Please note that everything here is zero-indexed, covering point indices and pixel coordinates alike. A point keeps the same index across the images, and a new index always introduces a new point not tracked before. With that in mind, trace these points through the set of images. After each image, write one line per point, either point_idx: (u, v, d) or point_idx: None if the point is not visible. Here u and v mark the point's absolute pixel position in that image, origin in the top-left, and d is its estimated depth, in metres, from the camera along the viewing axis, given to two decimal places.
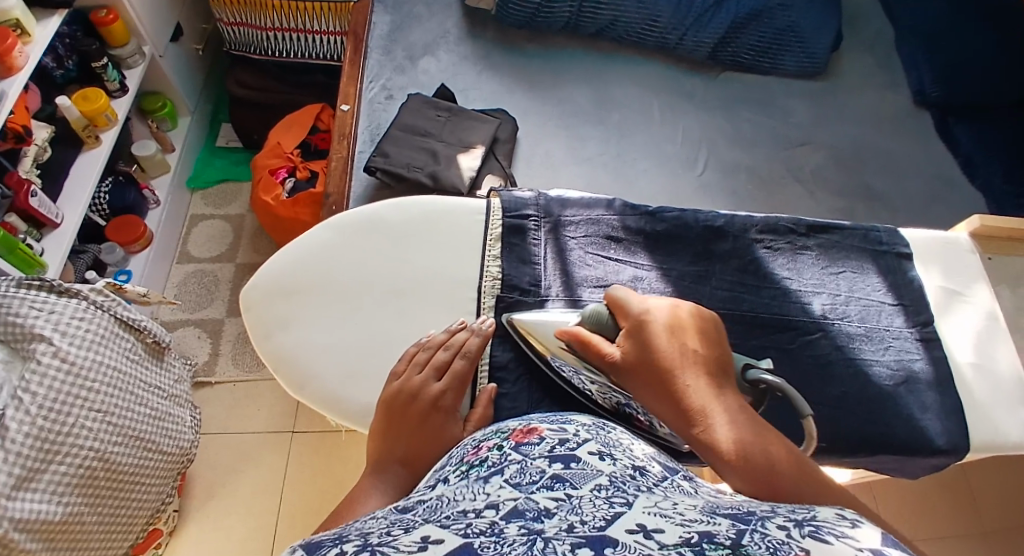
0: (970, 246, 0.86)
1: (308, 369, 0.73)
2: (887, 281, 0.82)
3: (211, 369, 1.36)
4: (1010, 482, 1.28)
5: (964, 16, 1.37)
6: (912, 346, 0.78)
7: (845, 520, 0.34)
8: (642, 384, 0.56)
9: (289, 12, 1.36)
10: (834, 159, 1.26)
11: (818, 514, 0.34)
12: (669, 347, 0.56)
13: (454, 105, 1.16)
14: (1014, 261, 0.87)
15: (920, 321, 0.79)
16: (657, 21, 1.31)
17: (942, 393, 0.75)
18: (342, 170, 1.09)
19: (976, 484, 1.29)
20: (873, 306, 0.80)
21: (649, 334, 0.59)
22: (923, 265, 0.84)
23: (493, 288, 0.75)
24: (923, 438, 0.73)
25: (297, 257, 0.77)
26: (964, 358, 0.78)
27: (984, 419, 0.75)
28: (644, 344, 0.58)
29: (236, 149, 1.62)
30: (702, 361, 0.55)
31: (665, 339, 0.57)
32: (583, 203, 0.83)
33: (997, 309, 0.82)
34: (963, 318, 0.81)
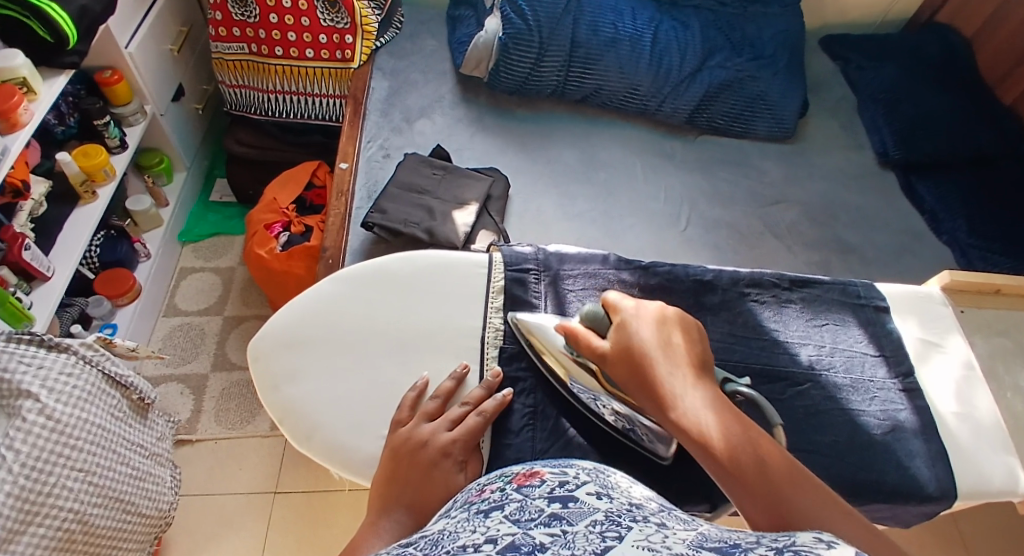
0: (942, 298, 0.90)
1: (315, 418, 0.73)
2: (868, 333, 0.85)
3: (193, 426, 1.34)
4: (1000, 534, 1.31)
5: (920, 88, 1.47)
6: (896, 396, 0.80)
7: (823, 542, 0.37)
8: (626, 377, 0.61)
9: (293, 76, 1.42)
10: (808, 217, 1.32)
11: (798, 539, 0.37)
12: (653, 341, 0.61)
13: (449, 164, 1.20)
14: (983, 313, 0.92)
15: (901, 371, 0.82)
16: (638, 89, 1.39)
17: (928, 441, 0.77)
18: (340, 226, 1.12)
19: (966, 534, 1.30)
20: (856, 357, 0.83)
21: (634, 328, 0.63)
22: (898, 317, 0.88)
23: (496, 339, 0.77)
24: (913, 486, 0.74)
25: (305, 309, 0.79)
26: (946, 408, 0.81)
27: (970, 466, 0.77)
28: (629, 337, 0.63)
29: (230, 204, 1.65)
30: (682, 356, 0.60)
31: (649, 332, 0.62)
32: (579, 257, 0.87)
33: (973, 358, 0.86)
34: (942, 368, 0.84)
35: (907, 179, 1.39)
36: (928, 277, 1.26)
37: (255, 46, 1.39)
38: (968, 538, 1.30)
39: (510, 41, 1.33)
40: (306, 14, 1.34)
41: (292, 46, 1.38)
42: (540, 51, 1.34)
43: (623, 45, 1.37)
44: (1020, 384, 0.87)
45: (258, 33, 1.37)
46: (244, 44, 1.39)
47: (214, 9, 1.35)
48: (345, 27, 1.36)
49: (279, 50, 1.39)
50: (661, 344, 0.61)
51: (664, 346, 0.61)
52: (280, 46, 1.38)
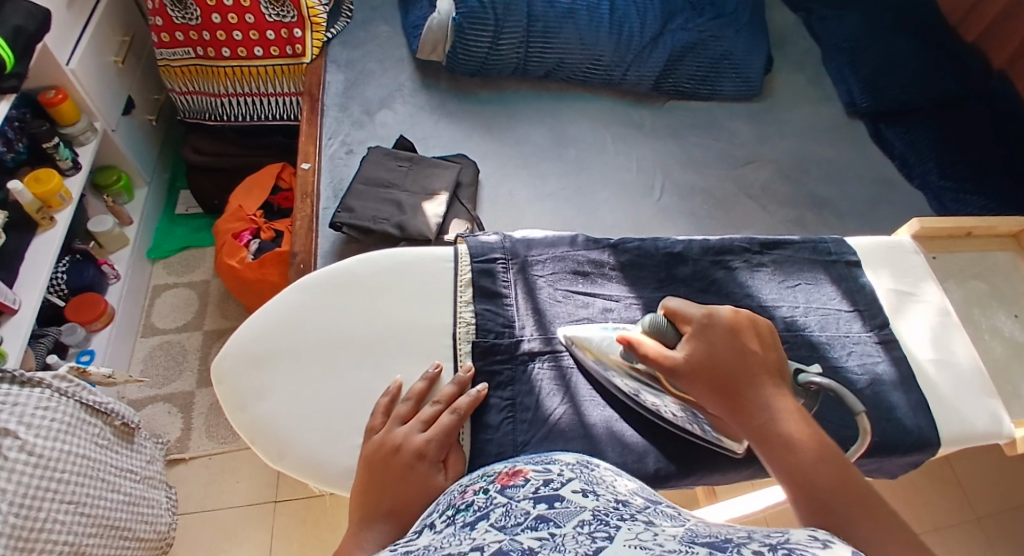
0: (913, 247, 0.91)
1: (286, 434, 0.72)
2: (841, 289, 0.85)
3: (184, 444, 1.33)
4: (993, 468, 1.33)
5: (882, 32, 1.46)
6: (872, 349, 0.80)
7: (818, 541, 0.38)
8: (699, 385, 0.61)
9: (245, 78, 1.38)
10: (780, 174, 1.32)
11: (793, 537, 0.38)
12: (730, 348, 0.62)
13: (414, 154, 1.18)
14: (955, 257, 0.93)
15: (877, 324, 0.82)
16: (600, 59, 1.36)
17: (907, 391, 0.77)
18: (308, 228, 1.10)
19: (961, 472, 1.33)
20: (830, 314, 0.83)
21: (711, 336, 0.63)
22: (870, 270, 0.88)
23: (467, 334, 0.76)
24: (899, 437, 0.75)
25: (268, 323, 0.77)
26: (923, 355, 0.81)
27: (952, 413, 0.77)
28: (705, 343, 0.62)
29: (196, 215, 1.61)
30: (761, 368, 0.61)
31: (725, 339, 0.62)
32: (546, 241, 0.85)
33: (947, 304, 0.86)
34: (918, 317, 0.84)
35: (876, 127, 1.39)
36: (902, 223, 1.26)
37: (200, 49, 1.34)
38: (962, 475, 1.33)
39: (465, 21, 1.29)
40: (250, 11, 1.30)
41: (240, 46, 1.34)
42: (497, 30, 1.31)
43: (580, 15, 1.33)
44: (997, 325, 0.88)
45: (201, 35, 1.32)
46: (190, 49, 1.34)
47: (153, 14, 1.31)
48: (292, 20, 1.32)
49: (226, 52, 1.34)
50: (742, 354, 0.61)
51: (743, 354, 0.61)
52: (227, 46, 1.34)
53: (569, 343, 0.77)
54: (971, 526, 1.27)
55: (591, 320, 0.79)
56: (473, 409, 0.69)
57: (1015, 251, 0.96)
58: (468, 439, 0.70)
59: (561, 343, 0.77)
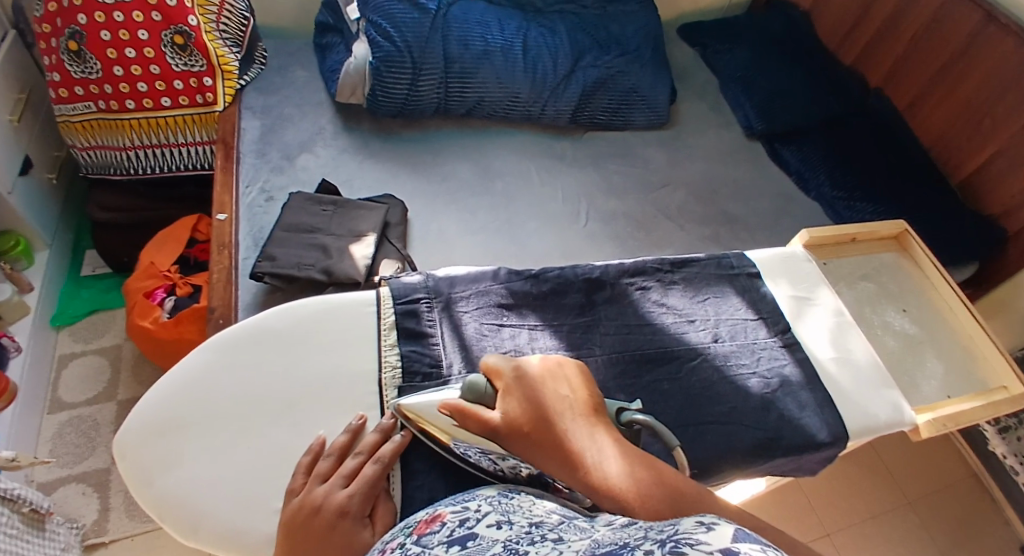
0: (806, 255, 0.95)
1: (200, 506, 0.66)
2: (746, 299, 0.88)
3: (102, 527, 1.22)
4: (913, 451, 1.40)
5: (768, 61, 1.55)
6: (778, 352, 0.83)
7: (704, 525, 0.35)
8: (529, 450, 0.57)
9: (152, 129, 1.31)
10: (693, 195, 1.36)
11: (681, 527, 0.35)
12: (548, 396, 0.59)
13: (338, 198, 1.15)
14: (844, 262, 0.98)
15: (780, 329, 0.85)
16: (518, 96, 1.38)
17: (814, 390, 0.80)
18: (227, 281, 1.04)
19: (889, 460, 1.38)
20: (739, 324, 0.85)
21: (529, 390, 0.60)
22: (770, 281, 0.91)
23: (393, 377, 0.74)
24: (806, 434, 0.76)
25: (175, 389, 0.72)
26: (824, 355, 0.84)
27: (856, 408, 0.80)
28: (524, 402, 0.59)
29: (105, 275, 1.52)
30: (569, 408, 0.57)
31: (543, 391, 0.59)
32: (469, 277, 0.84)
33: (842, 305, 0.90)
34: (816, 320, 0.87)
35: (772, 147, 1.46)
36: None
37: (102, 103, 1.27)
38: (889, 461, 1.37)
39: (383, 65, 1.28)
40: (155, 62, 1.25)
41: (145, 97, 1.27)
42: (416, 70, 1.30)
43: (496, 56, 1.36)
44: (887, 321, 0.94)
45: (102, 89, 1.26)
46: (90, 102, 1.27)
47: (51, 70, 1.25)
48: (201, 69, 1.28)
49: (130, 104, 1.28)
50: (549, 401, 0.58)
51: (557, 402, 0.58)
52: (131, 98, 1.27)
53: None
54: (906, 508, 1.31)
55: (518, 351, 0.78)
56: (399, 455, 0.66)
57: (898, 251, 1.02)
58: (399, 487, 0.66)
59: None
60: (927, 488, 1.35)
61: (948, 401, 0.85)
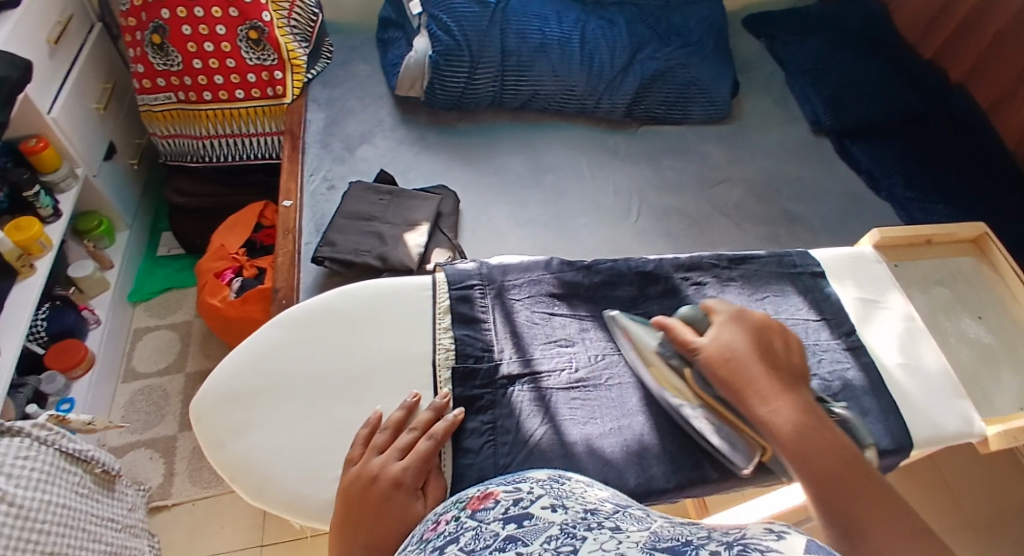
0: (875, 257, 0.93)
1: (267, 470, 0.71)
2: (808, 300, 0.87)
3: (167, 491, 1.30)
4: (983, 477, 1.34)
5: (838, 55, 1.51)
6: (842, 355, 0.82)
7: (773, 533, 0.37)
8: (718, 379, 0.67)
9: (226, 119, 1.38)
10: (749, 192, 1.34)
11: (748, 532, 0.37)
12: (752, 343, 0.68)
13: (394, 187, 1.19)
14: (919, 265, 0.96)
15: (844, 332, 0.84)
16: (574, 89, 1.39)
17: (878, 396, 0.78)
18: (290, 264, 1.10)
19: (951, 479, 1.33)
20: (800, 324, 0.84)
21: (738, 331, 0.69)
22: (834, 281, 0.90)
23: (448, 360, 0.76)
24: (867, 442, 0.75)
25: (247, 361, 0.77)
26: (891, 360, 0.82)
27: (922, 417, 0.78)
28: (728, 340, 0.68)
29: (178, 256, 1.61)
30: (776, 364, 0.66)
31: (747, 337, 0.68)
32: (522, 266, 0.86)
33: (912, 311, 0.88)
34: (883, 324, 0.86)
35: (842, 143, 1.42)
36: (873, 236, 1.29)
37: (181, 94, 1.35)
38: (952, 481, 1.33)
39: (442, 58, 1.32)
40: (230, 55, 1.32)
41: (221, 89, 1.35)
42: (473, 63, 1.34)
43: (552, 50, 1.38)
44: (963, 330, 0.91)
45: (182, 80, 1.34)
46: (170, 93, 1.35)
47: (135, 62, 1.32)
48: (273, 63, 1.34)
49: (207, 95, 1.35)
50: (762, 346, 0.68)
51: (760, 354, 0.67)
52: (208, 90, 1.35)
53: (548, 364, 0.78)
54: (966, 532, 1.27)
55: (568, 340, 0.81)
56: (451, 433, 0.69)
57: (977, 256, 0.99)
58: (450, 464, 0.69)
59: (540, 364, 0.78)
60: (992, 508, 1.30)
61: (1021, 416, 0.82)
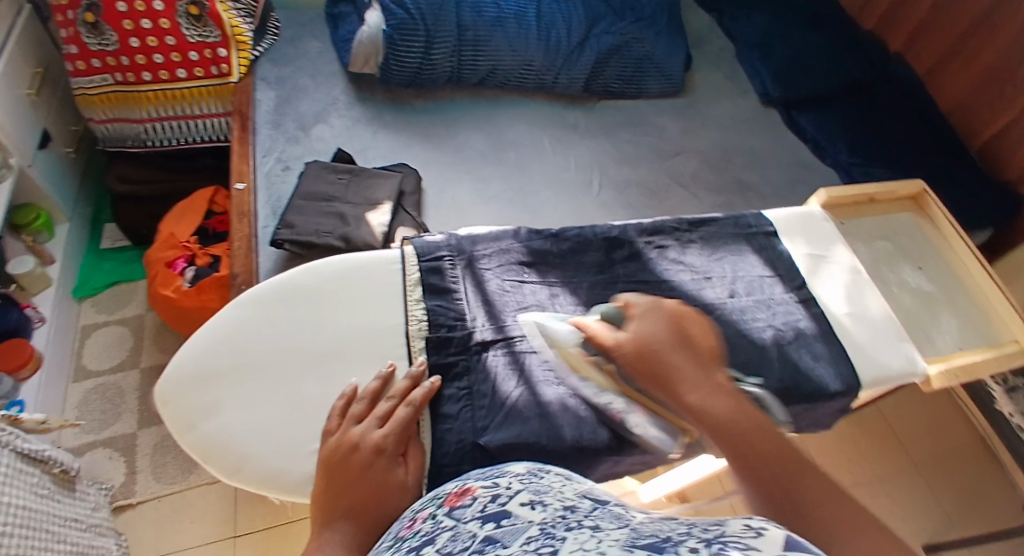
0: (824, 215, 0.96)
1: (240, 449, 0.70)
2: (763, 258, 0.89)
3: (130, 489, 1.26)
4: (924, 415, 1.44)
5: (785, 26, 1.54)
6: (794, 308, 0.85)
7: (754, 529, 0.33)
8: (641, 376, 0.62)
9: (168, 101, 1.33)
10: (705, 163, 1.37)
11: (729, 529, 0.34)
12: (672, 332, 0.64)
13: (353, 166, 1.17)
14: (862, 223, 0.99)
15: (797, 285, 0.87)
16: (531, 64, 1.39)
17: (828, 342, 0.82)
18: (247, 250, 1.06)
19: (896, 422, 1.42)
20: (755, 281, 0.87)
21: (658, 321, 0.65)
22: (787, 238, 0.92)
23: (421, 331, 0.76)
24: (818, 384, 0.78)
25: (212, 341, 0.75)
26: (839, 310, 0.85)
27: (869, 358, 0.81)
28: (645, 333, 0.64)
29: (124, 248, 1.54)
30: (700, 352, 0.64)
31: (666, 326, 0.65)
32: (490, 236, 0.86)
33: (857, 263, 0.91)
34: (832, 277, 0.89)
35: (789, 114, 1.46)
36: None
37: (120, 75, 1.29)
38: (897, 424, 1.42)
39: (396, 34, 1.29)
40: (170, 33, 1.26)
41: (161, 69, 1.29)
42: (428, 39, 1.31)
43: (509, 23, 1.36)
44: (903, 278, 0.95)
45: (119, 61, 1.27)
46: (107, 75, 1.29)
47: (68, 43, 1.26)
48: (216, 40, 1.28)
49: (146, 76, 1.30)
50: (684, 335, 0.64)
51: (679, 341, 0.63)
52: (147, 70, 1.29)
53: (521, 330, 0.78)
54: (914, 471, 1.36)
55: (540, 306, 0.80)
56: (428, 399, 0.70)
57: (916, 212, 1.03)
58: (428, 432, 0.69)
59: (513, 330, 0.77)
60: (935, 449, 1.39)
61: (959, 355, 0.87)
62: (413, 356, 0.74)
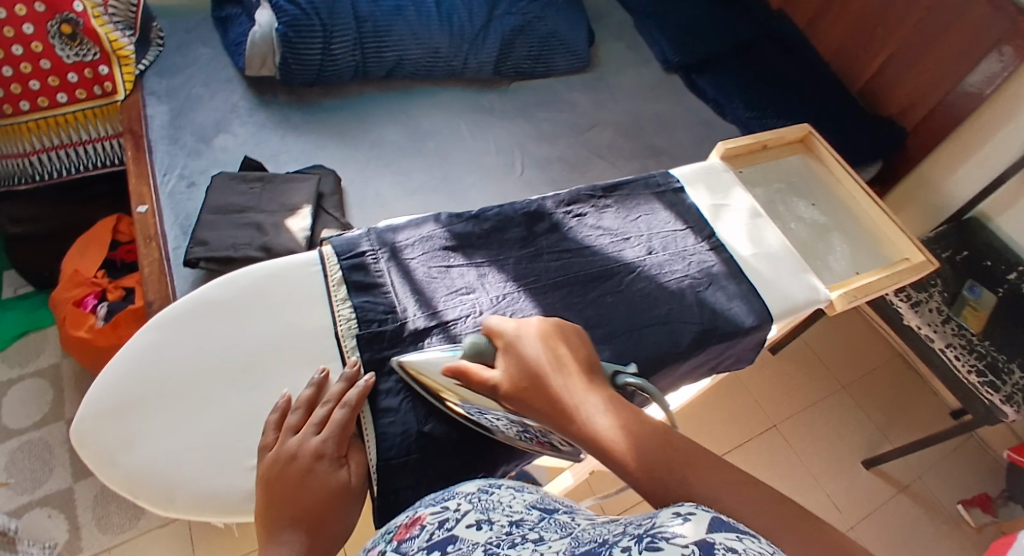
0: (723, 166, 0.99)
1: (173, 476, 0.66)
2: (673, 212, 0.91)
3: (75, 545, 1.18)
4: (843, 341, 1.58)
5: None
6: (706, 255, 0.87)
7: (680, 516, 0.39)
8: (526, 408, 0.59)
9: (53, 129, 1.23)
10: (619, 132, 1.40)
11: (659, 520, 0.40)
12: (543, 355, 0.62)
13: (264, 173, 1.12)
14: (758, 168, 1.02)
15: (707, 234, 0.89)
16: (438, 51, 1.36)
17: (738, 281, 0.85)
18: (159, 275, 1.01)
19: (821, 351, 1.56)
20: (669, 235, 0.88)
21: (524, 350, 0.63)
22: (691, 189, 0.95)
23: (350, 328, 0.73)
24: (733, 321, 0.81)
25: (127, 371, 0.70)
26: (745, 251, 0.88)
27: (776, 292, 0.85)
28: (520, 363, 0.62)
29: (29, 294, 1.44)
30: (570, 368, 0.60)
31: (537, 351, 0.62)
32: (411, 225, 0.84)
33: (756, 205, 0.94)
34: (733, 221, 0.92)
35: (689, 78, 1.50)
36: None
37: None
38: (821, 353, 1.56)
39: (291, 31, 1.22)
40: (44, 56, 1.16)
41: (40, 95, 1.19)
42: (326, 35, 1.25)
43: (409, 12, 1.32)
44: (798, 213, 0.98)
45: None
46: None
47: None
48: (95, 58, 1.19)
49: (25, 104, 1.18)
50: (553, 357, 0.61)
51: (552, 363, 0.61)
52: (25, 99, 1.18)
53: (454, 313, 0.76)
54: (841, 393, 1.51)
55: (469, 288, 0.79)
56: (366, 397, 0.67)
57: (806, 153, 1.07)
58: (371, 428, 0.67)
59: (446, 314, 0.76)
60: (859, 371, 1.54)
61: (857, 277, 0.91)
62: (344, 354, 0.72)
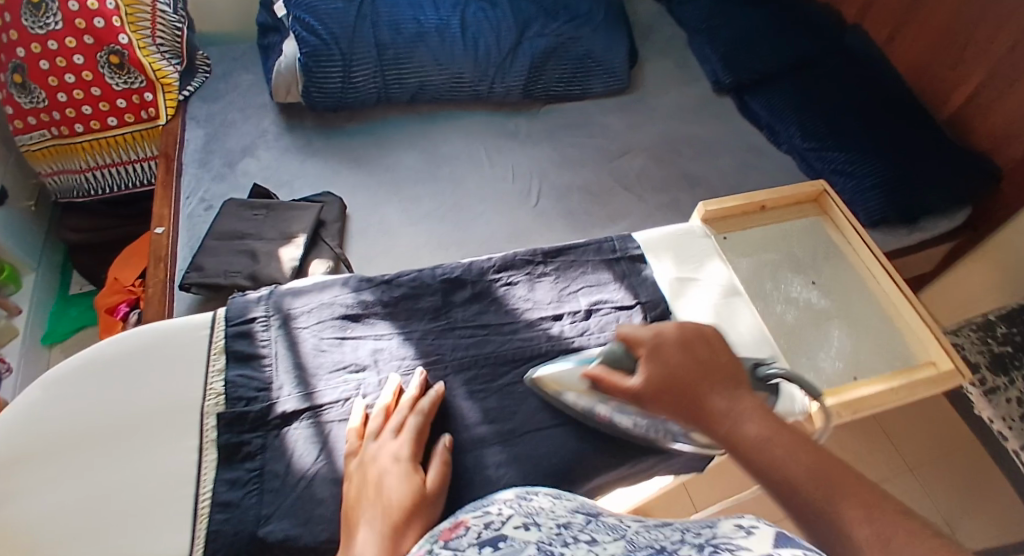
0: (703, 231, 0.93)
1: (36, 539, 0.65)
2: (623, 285, 0.87)
3: None
4: (919, 415, 1.39)
5: (730, 8, 1.45)
6: None
7: (743, 528, 0.38)
8: (669, 412, 0.62)
9: (104, 149, 1.32)
10: (652, 160, 1.30)
11: (720, 531, 0.39)
12: (695, 360, 0.64)
13: (270, 201, 1.14)
14: (748, 234, 0.96)
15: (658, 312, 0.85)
16: (462, 76, 1.33)
17: None
18: (161, 296, 1.06)
19: (892, 426, 1.38)
20: (609, 312, 0.84)
21: (666, 359, 0.65)
22: (654, 260, 0.90)
23: (217, 405, 0.73)
24: None
25: (15, 426, 0.71)
26: None
27: None
28: (664, 368, 0.64)
29: (90, 293, 1.56)
30: (716, 376, 0.63)
31: (680, 357, 0.64)
32: (312, 290, 0.85)
33: (734, 283, 0.88)
34: (699, 300, 0.86)
35: (741, 99, 1.37)
36: None
37: (54, 130, 1.28)
38: (889, 426, 1.38)
39: (310, 60, 1.24)
40: (95, 84, 1.26)
41: (92, 119, 1.28)
42: (346, 62, 1.26)
43: (431, 38, 1.31)
44: (790, 293, 0.91)
45: (51, 116, 1.26)
46: (44, 130, 1.28)
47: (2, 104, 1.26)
48: (141, 85, 1.28)
49: (79, 127, 1.29)
50: (700, 363, 0.64)
51: (699, 368, 0.63)
52: (79, 122, 1.28)
53: (330, 394, 0.76)
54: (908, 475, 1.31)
55: (358, 365, 0.78)
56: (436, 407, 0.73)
57: (819, 215, 0.98)
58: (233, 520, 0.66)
59: (321, 396, 0.75)
60: (936, 450, 1.35)
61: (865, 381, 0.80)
62: (204, 436, 0.72)
